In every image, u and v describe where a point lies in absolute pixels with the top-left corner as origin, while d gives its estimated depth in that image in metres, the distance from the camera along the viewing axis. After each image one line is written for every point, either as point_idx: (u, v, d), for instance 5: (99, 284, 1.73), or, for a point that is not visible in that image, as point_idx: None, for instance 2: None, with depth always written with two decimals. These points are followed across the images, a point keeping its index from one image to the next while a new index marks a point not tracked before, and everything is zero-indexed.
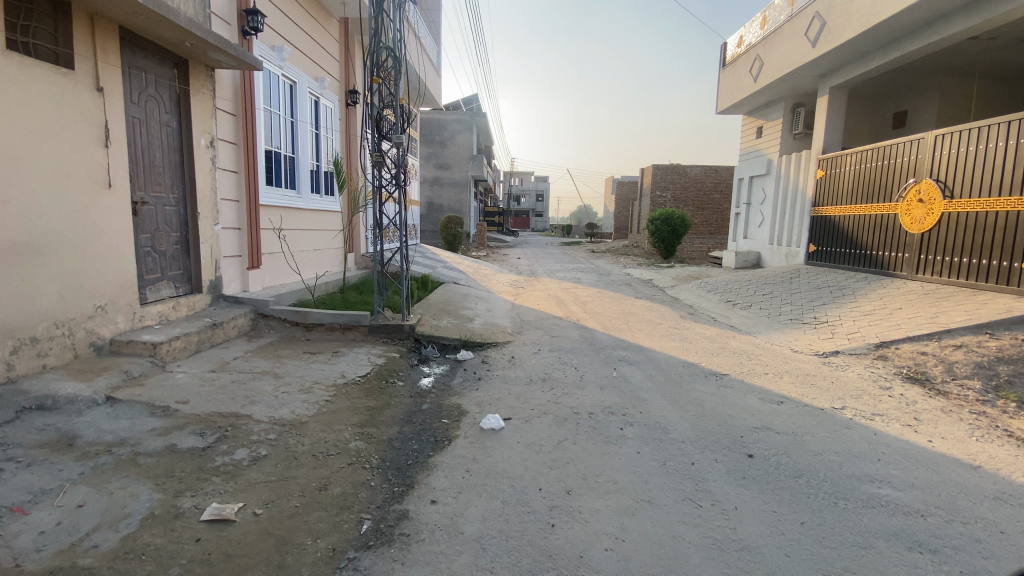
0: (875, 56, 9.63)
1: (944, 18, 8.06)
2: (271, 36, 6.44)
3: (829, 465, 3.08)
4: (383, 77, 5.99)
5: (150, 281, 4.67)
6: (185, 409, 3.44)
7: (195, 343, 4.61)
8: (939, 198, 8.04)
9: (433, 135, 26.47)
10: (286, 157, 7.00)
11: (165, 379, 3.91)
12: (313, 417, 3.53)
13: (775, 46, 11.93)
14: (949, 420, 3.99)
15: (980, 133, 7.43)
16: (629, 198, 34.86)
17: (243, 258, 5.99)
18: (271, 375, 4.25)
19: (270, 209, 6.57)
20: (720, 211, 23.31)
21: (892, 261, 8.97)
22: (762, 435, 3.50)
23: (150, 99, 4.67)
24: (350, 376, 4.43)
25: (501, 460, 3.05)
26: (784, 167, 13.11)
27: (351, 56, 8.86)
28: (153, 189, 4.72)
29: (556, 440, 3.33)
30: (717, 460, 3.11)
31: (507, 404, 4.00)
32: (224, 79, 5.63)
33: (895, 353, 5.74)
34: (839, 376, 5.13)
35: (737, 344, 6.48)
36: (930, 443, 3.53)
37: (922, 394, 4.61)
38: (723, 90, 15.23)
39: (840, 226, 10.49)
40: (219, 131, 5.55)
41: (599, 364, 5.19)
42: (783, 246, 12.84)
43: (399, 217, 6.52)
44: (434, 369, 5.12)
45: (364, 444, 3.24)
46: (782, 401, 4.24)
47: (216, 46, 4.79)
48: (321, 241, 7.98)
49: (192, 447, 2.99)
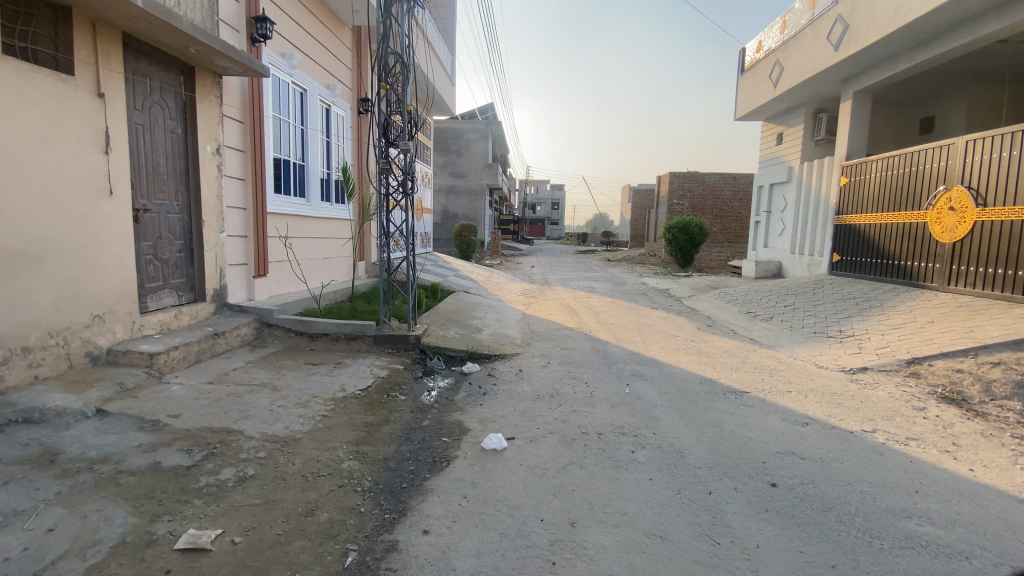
0: (900, 59, 9.28)
1: (974, 19, 7.69)
2: (281, 44, 6.41)
3: (862, 498, 2.80)
4: (392, 82, 5.87)
5: (151, 289, 4.58)
6: (175, 424, 3.30)
7: (194, 353, 4.50)
8: (971, 206, 7.64)
9: (449, 144, 26.56)
10: (296, 164, 6.94)
11: (160, 391, 3.79)
12: (308, 434, 3.37)
13: (796, 50, 11.61)
14: (990, 446, 3.65)
15: (1015, 137, 7.03)
16: (646, 206, 34.48)
17: (248, 266, 5.90)
18: (270, 388, 4.10)
19: (278, 217, 6.49)
20: (739, 219, 22.84)
21: (922, 272, 8.56)
22: (786, 461, 3.24)
23: (154, 106, 4.62)
24: (350, 390, 4.27)
25: (502, 486, 2.84)
26: (806, 175, 12.72)
27: (364, 64, 8.84)
28: (157, 197, 4.65)
29: (561, 463, 3.11)
30: (737, 490, 2.86)
31: (512, 423, 3.79)
32: (232, 86, 5.58)
33: (929, 370, 5.39)
34: (869, 395, 4.80)
35: (757, 358, 6.17)
36: (971, 472, 3.20)
37: (959, 416, 4.27)
38: (741, 96, 14.92)
39: (867, 235, 10.09)
40: (226, 137, 5.49)
41: (611, 379, 4.95)
42: (806, 255, 12.44)
43: (406, 225, 6.37)
44: (438, 382, 4.93)
45: (357, 464, 3.07)
46: (808, 423, 3.96)
47: (220, 52, 4.71)
48: (331, 249, 7.90)
49: (177, 465, 2.85)
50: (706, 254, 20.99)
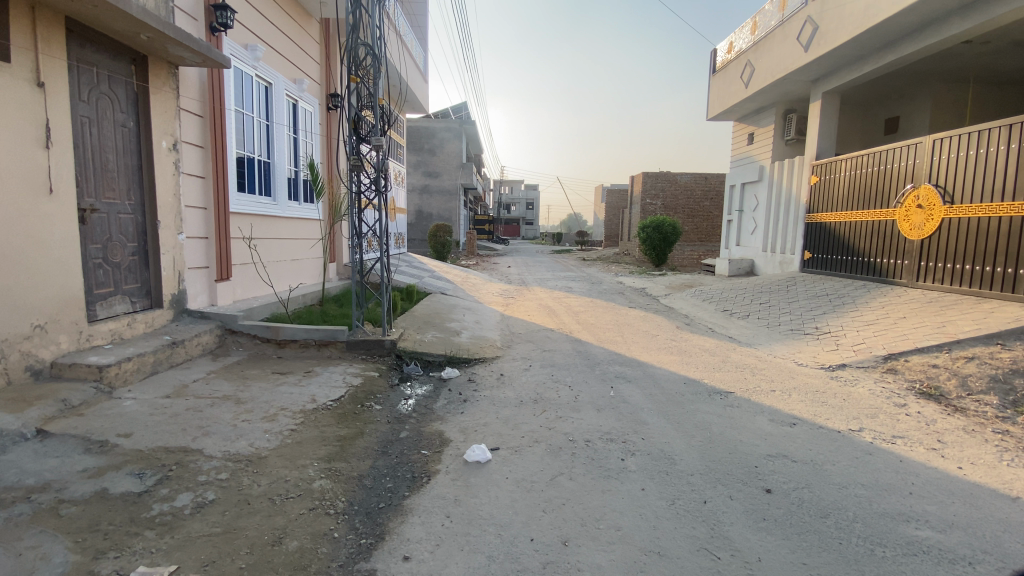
0: (868, 60, 9.48)
1: (939, 21, 7.88)
2: (243, 34, 6.07)
3: (859, 502, 2.72)
4: (362, 76, 5.61)
5: (100, 296, 4.22)
6: (126, 444, 3.00)
7: (150, 364, 4.17)
8: (939, 203, 7.82)
9: (422, 143, 26.16)
10: (261, 161, 6.59)
11: (111, 408, 3.47)
12: (275, 451, 3.11)
13: (766, 51, 11.77)
14: (974, 442, 3.66)
15: (980, 136, 7.22)
16: (619, 206, 34.69)
17: (210, 269, 5.54)
18: (233, 401, 3.81)
19: (241, 217, 6.13)
20: (710, 219, 23.15)
21: (891, 268, 8.74)
22: (778, 465, 3.15)
23: (102, 97, 4.26)
24: (321, 401, 4.00)
25: (487, 503, 2.66)
26: (776, 174, 12.91)
27: (333, 59, 8.51)
28: (106, 195, 4.28)
29: (549, 475, 2.95)
30: (732, 498, 2.75)
31: (495, 432, 3.61)
32: (190, 77, 5.21)
33: (905, 365, 5.44)
34: (850, 393, 4.79)
35: (739, 357, 6.14)
36: (960, 470, 3.18)
37: (940, 412, 4.29)
38: (713, 96, 15.09)
39: (837, 232, 10.27)
40: (183, 132, 5.13)
41: (595, 382, 4.81)
42: (777, 253, 12.62)
43: (378, 224, 6.08)
44: (416, 390, 4.71)
45: (330, 483, 2.84)
46: (795, 423, 3.90)
47: (176, 40, 4.37)
48: (299, 251, 7.56)
49: (127, 491, 2.56)
50: (679, 253, 21.18)
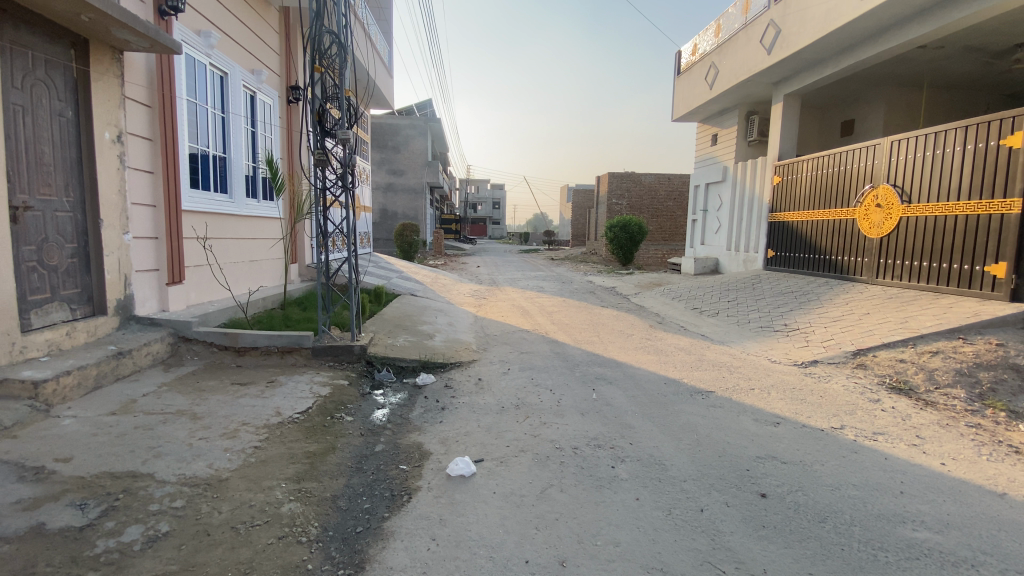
0: (829, 63, 9.75)
1: (897, 26, 8.16)
2: (196, 19, 5.66)
3: (853, 504, 2.68)
4: (327, 66, 5.29)
5: (35, 303, 3.79)
6: (66, 471, 2.65)
7: (93, 378, 3.77)
8: (897, 202, 8.11)
9: (386, 140, 25.53)
10: (216, 156, 6.17)
11: (48, 429, 3.08)
12: (237, 472, 2.83)
13: (730, 53, 11.99)
14: (951, 437, 3.73)
15: (936, 138, 7.52)
16: (586, 207, 34.92)
17: (161, 271, 5.12)
18: (188, 416, 3.47)
19: (194, 215, 5.69)
20: (674, 219, 23.59)
21: (852, 266, 9.04)
22: (769, 467, 3.09)
23: (37, 83, 3.83)
24: (287, 414, 3.70)
25: (475, 522, 2.47)
26: (740, 174, 13.17)
27: (293, 50, 8.10)
28: (41, 191, 3.84)
29: (539, 487, 2.79)
30: (729, 505, 2.65)
31: (478, 442, 3.41)
32: (136, 62, 4.77)
33: (874, 361, 5.55)
34: (826, 389, 4.84)
35: (714, 355, 6.15)
36: (944, 466, 3.22)
37: (913, 407, 4.38)
38: (678, 97, 15.32)
39: (799, 231, 10.54)
40: (129, 123, 4.68)
41: (576, 385, 4.68)
42: (741, 251, 12.89)
43: (346, 223, 5.76)
44: (390, 398, 4.46)
45: (301, 506, 2.59)
46: (779, 422, 3.87)
47: (122, 22, 3.96)
48: (258, 252, 7.14)
49: (67, 526, 2.24)
50: (645, 253, 21.39)
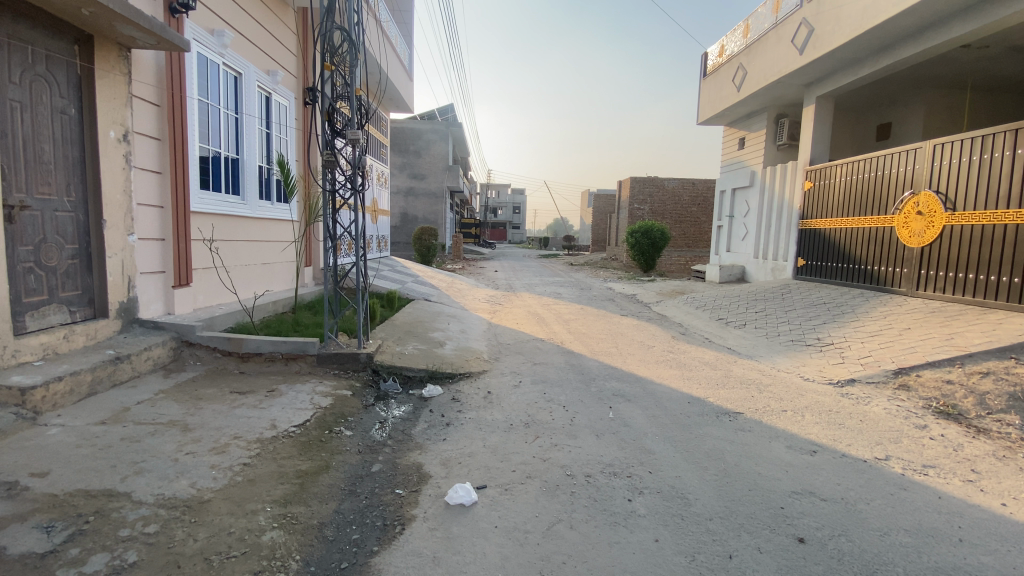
0: (865, 63, 9.25)
1: (940, 23, 7.67)
2: (209, 18, 5.58)
3: (904, 554, 2.34)
4: (337, 63, 5.12)
5: (31, 305, 3.69)
6: (39, 487, 2.48)
7: (87, 384, 3.63)
8: (939, 210, 7.59)
9: (408, 144, 25.56)
10: (228, 157, 6.08)
11: (31, 439, 2.93)
12: (220, 493, 2.62)
13: (760, 54, 11.54)
14: (1010, 472, 3.32)
15: (983, 141, 7.02)
16: (608, 211, 34.47)
17: (167, 274, 5.01)
18: (179, 428, 3.30)
19: (202, 216, 5.58)
20: (698, 225, 23.02)
21: (890, 277, 8.51)
22: (806, 504, 2.76)
23: (37, 79, 3.74)
24: (282, 427, 3.50)
25: (472, 562, 2.21)
26: (768, 179, 12.65)
27: (310, 51, 8.01)
28: (39, 190, 3.73)
29: (546, 523, 2.51)
30: (761, 551, 2.33)
31: (482, 465, 3.15)
32: (144, 60, 4.68)
33: (918, 381, 5.10)
34: (865, 413, 4.43)
35: (741, 371, 5.76)
36: (1005, 508, 2.83)
37: (964, 435, 3.96)
38: (704, 100, 14.86)
39: (832, 239, 10.04)
40: (136, 122, 4.59)
41: (592, 402, 4.37)
42: (769, 260, 12.36)
43: (355, 226, 5.56)
44: (393, 411, 4.22)
45: (284, 534, 2.37)
46: (815, 451, 3.51)
47: (125, 16, 3.84)
48: (270, 254, 7.03)
49: (28, 552, 2.06)
50: (667, 259, 20.88)
